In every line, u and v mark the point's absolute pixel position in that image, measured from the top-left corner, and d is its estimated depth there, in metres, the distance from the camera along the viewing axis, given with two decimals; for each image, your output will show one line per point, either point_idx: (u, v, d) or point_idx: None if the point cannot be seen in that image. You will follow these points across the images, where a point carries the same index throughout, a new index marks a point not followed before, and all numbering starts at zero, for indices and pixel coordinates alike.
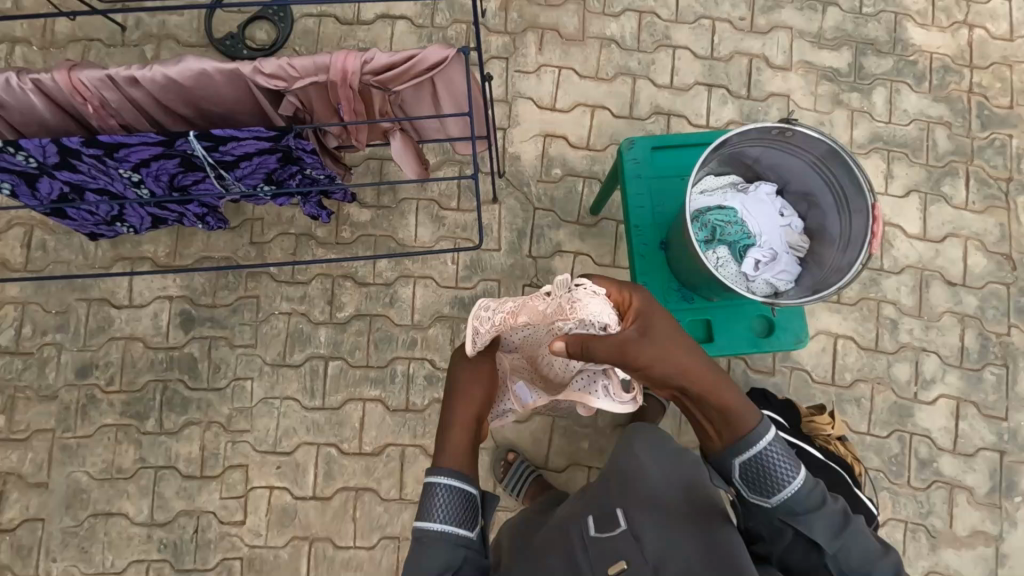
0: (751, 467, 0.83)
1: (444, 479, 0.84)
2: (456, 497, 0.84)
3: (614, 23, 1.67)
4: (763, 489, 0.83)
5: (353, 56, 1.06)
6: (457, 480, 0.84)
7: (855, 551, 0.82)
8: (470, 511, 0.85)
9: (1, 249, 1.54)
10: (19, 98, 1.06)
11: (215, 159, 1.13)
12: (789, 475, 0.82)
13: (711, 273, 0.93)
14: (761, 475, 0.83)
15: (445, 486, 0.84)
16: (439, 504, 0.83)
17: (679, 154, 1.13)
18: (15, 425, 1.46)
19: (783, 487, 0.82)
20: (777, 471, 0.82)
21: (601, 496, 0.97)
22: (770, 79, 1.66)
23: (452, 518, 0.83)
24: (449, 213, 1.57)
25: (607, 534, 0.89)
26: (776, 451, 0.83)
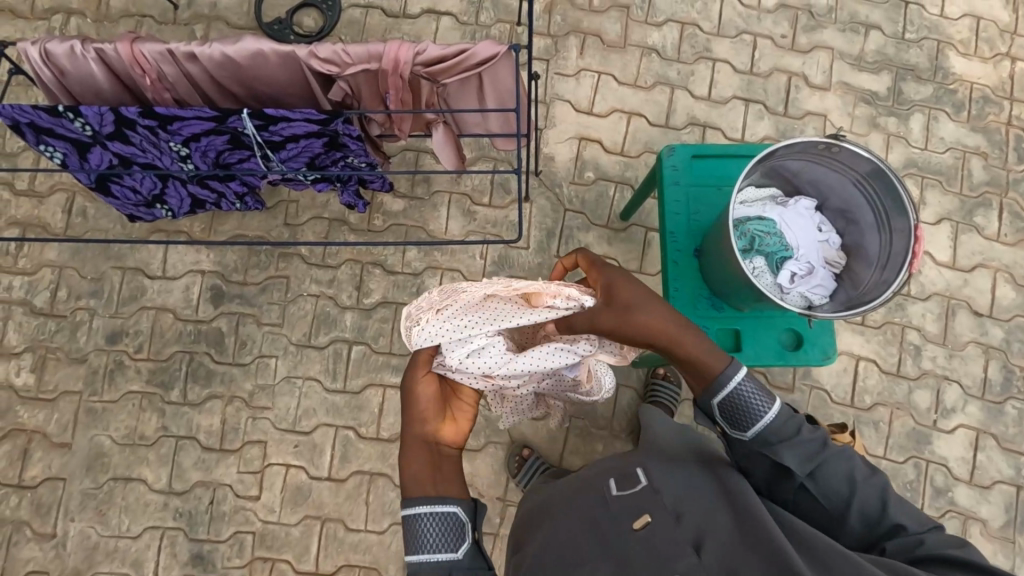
0: (727, 404, 0.90)
1: (413, 507, 0.85)
2: (435, 520, 0.85)
3: (656, 32, 1.69)
4: (741, 424, 0.89)
5: (406, 47, 1.08)
6: (427, 504, 0.85)
7: (830, 471, 0.85)
8: (455, 531, 0.85)
9: (43, 213, 1.57)
10: (80, 66, 1.09)
11: (263, 138, 1.15)
12: (762, 409, 0.88)
13: (747, 281, 0.94)
14: (737, 411, 0.89)
15: (420, 514, 0.85)
16: (420, 530, 0.85)
17: (717, 164, 1.15)
18: (43, 385, 1.49)
19: (757, 422, 0.88)
20: (750, 406, 0.88)
21: (624, 458, 1.00)
22: (807, 97, 1.66)
23: (435, 544, 0.84)
24: (481, 208, 1.59)
25: (629, 487, 0.90)
26: (749, 389, 0.89)
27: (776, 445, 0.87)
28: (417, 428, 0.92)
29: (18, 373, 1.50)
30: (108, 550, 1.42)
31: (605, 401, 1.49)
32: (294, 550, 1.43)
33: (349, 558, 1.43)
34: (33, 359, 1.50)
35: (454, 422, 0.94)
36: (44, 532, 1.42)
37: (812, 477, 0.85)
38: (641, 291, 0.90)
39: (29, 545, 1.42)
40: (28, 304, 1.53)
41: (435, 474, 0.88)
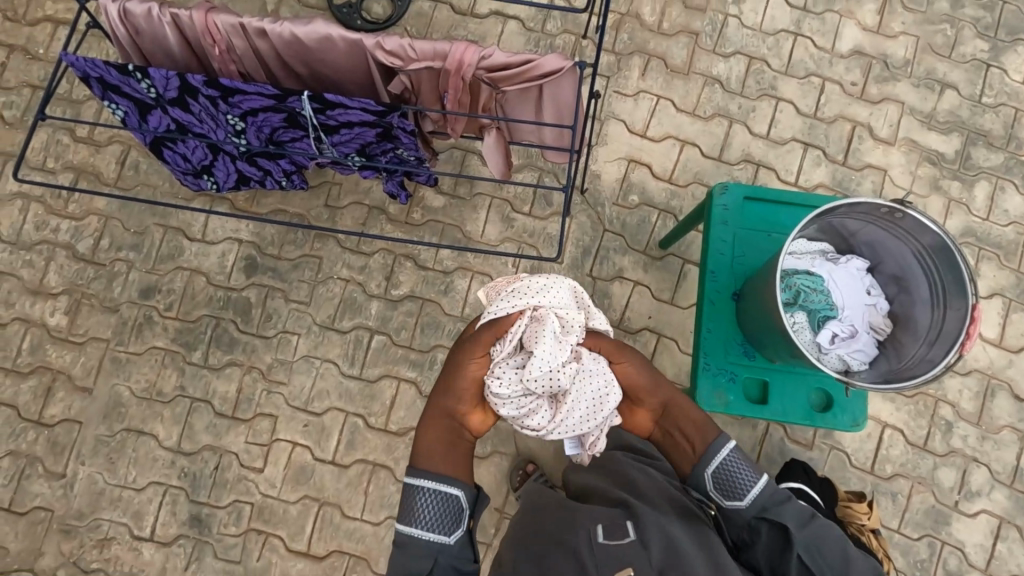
0: (719, 474, 0.99)
1: (419, 481, 0.94)
2: (436, 499, 0.93)
3: (723, 63, 1.66)
4: (731, 492, 0.98)
5: (472, 49, 1.07)
6: (433, 482, 0.94)
7: (822, 545, 0.93)
8: (451, 514, 0.93)
9: (98, 161, 1.62)
10: (154, 28, 1.12)
11: (319, 121, 1.16)
12: (749, 479, 0.98)
13: (786, 336, 0.91)
14: (727, 479, 0.98)
15: (423, 490, 0.94)
16: (419, 505, 0.93)
17: (769, 209, 1.12)
18: (75, 328, 1.53)
19: (748, 491, 0.97)
20: (739, 475, 0.98)
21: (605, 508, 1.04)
22: (870, 149, 1.61)
23: (430, 522, 0.92)
24: (520, 217, 1.58)
25: (615, 541, 0.95)
26: (737, 459, 0.99)
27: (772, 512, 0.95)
28: (448, 403, 1.01)
29: (52, 313, 1.54)
30: (112, 498, 1.45)
31: None
32: (289, 527, 1.44)
33: (341, 545, 1.43)
34: (69, 302, 1.54)
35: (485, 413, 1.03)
36: (55, 471, 1.46)
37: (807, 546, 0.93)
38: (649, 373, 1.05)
39: (39, 482, 1.46)
40: (71, 249, 1.57)
41: (452, 458, 0.98)
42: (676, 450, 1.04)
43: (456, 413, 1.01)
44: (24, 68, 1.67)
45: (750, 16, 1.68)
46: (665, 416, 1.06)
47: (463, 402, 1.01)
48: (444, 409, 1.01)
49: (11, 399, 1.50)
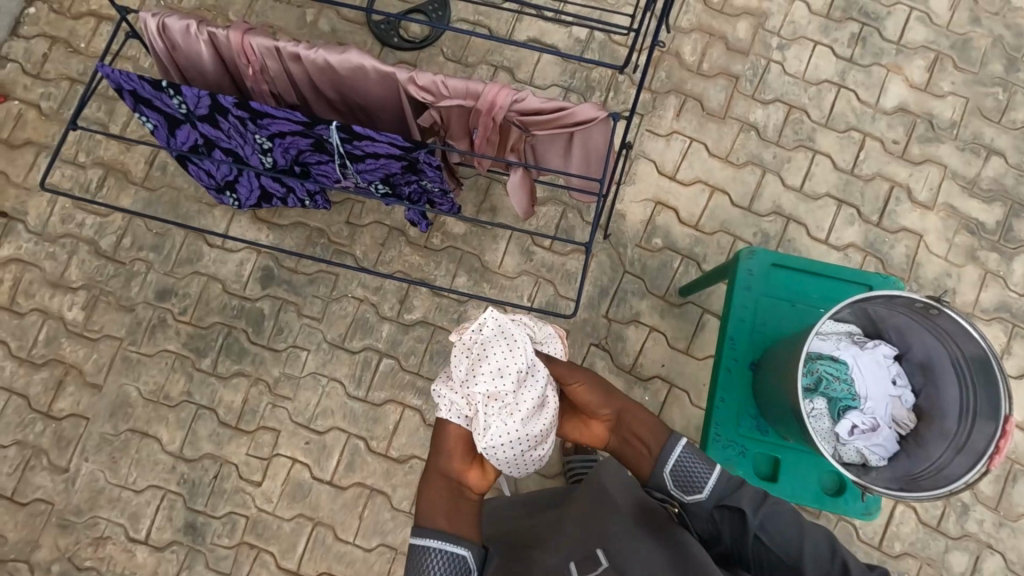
0: (676, 472, 0.97)
1: (432, 542, 0.90)
2: (451, 557, 0.90)
3: (761, 110, 1.62)
4: (689, 489, 0.96)
5: (506, 92, 1.05)
6: (450, 542, 0.90)
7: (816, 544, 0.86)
8: (466, 564, 0.91)
9: (127, 159, 1.63)
10: (191, 45, 1.12)
11: (346, 150, 1.14)
12: (706, 472, 0.95)
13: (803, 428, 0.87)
14: (685, 477, 0.96)
15: (437, 548, 0.90)
16: (432, 566, 0.90)
17: (796, 279, 1.09)
18: (90, 324, 1.55)
19: (706, 482, 0.94)
20: (695, 471, 0.95)
21: (576, 534, 0.98)
22: (906, 212, 1.56)
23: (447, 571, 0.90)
24: (540, 251, 1.56)
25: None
26: (690, 456, 0.97)
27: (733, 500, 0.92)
28: (441, 464, 0.97)
29: (69, 307, 1.56)
30: (111, 497, 1.46)
31: None
32: (281, 544, 1.43)
33: (331, 567, 1.43)
34: (87, 298, 1.56)
35: (481, 467, 0.99)
36: (58, 465, 1.48)
37: (764, 525, 0.89)
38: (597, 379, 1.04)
39: (42, 474, 1.47)
40: (94, 245, 1.59)
41: (456, 512, 0.94)
42: (632, 458, 1.03)
43: (451, 473, 0.97)
44: (64, 61, 1.69)
45: (793, 64, 1.65)
46: (619, 428, 1.05)
47: (456, 461, 0.97)
48: (438, 469, 0.98)
49: (23, 389, 1.52)
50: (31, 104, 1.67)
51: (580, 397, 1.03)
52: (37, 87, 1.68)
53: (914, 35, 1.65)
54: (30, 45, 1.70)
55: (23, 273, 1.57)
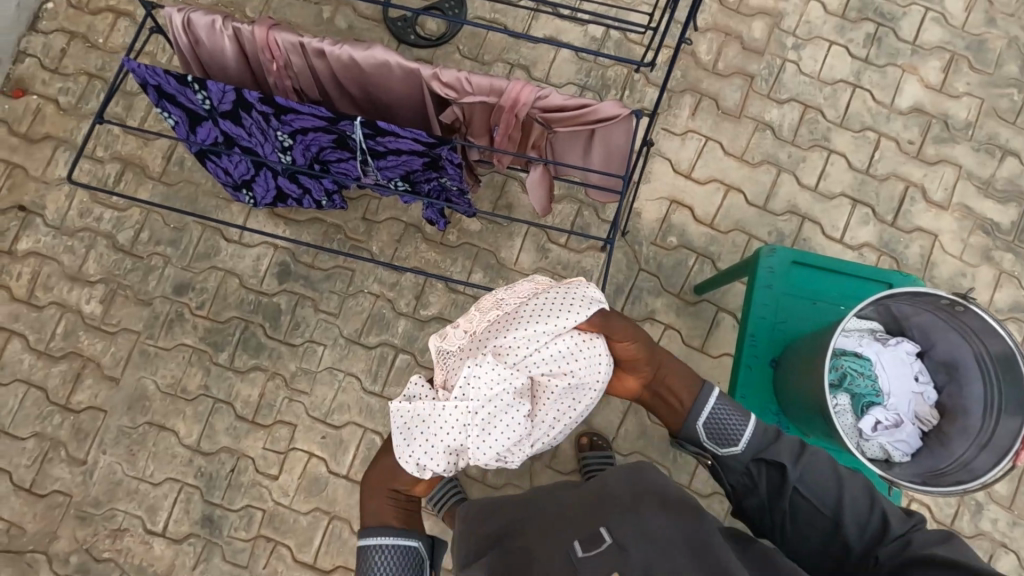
0: (711, 424, 1.01)
1: (369, 541, 0.98)
2: (391, 550, 0.98)
3: (776, 109, 1.63)
4: (723, 440, 1.00)
5: (530, 89, 1.06)
6: (384, 537, 0.98)
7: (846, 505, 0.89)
8: (409, 555, 0.99)
9: (145, 154, 1.64)
10: (215, 41, 1.13)
11: (368, 146, 1.15)
12: (741, 424, 1.00)
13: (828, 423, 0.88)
14: (720, 429, 1.00)
15: (377, 544, 0.98)
16: (380, 562, 0.98)
17: (816, 277, 1.09)
18: (108, 318, 1.56)
19: (741, 435, 0.99)
20: (731, 422, 0.99)
21: (582, 519, 0.91)
22: (922, 212, 1.56)
23: (391, 564, 0.98)
24: (556, 248, 1.57)
25: (591, 552, 0.82)
26: (725, 408, 1.01)
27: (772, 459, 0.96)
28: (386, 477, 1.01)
29: (87, 301, 1.57)
30: (129, 489, 1.47)
31: None
32: (297, 537, 1.44)
33: (346, 561, 1.43)
34: (104, 291, 1.57)
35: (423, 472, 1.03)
36: (76, 457, 1.49)
37: (803, 478, 0.92)
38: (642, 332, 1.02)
39: (61, 466, 1.48)
40: (111, 239, 1.60)
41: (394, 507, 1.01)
42: (664, 407, 1.06)
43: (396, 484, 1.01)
44: (82, 56, 1.70)
45: (808, 64, 1.65)
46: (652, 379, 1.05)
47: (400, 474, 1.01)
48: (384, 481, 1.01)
49: (41, 381, 1.53)
50: (49, 99, 1.68)
51: (626, 353, 1.00)
52: (55, 81, 1.69)
53: (930, 36, 1.66)
54: (48, 40, 1.70)
55: (41, 266, 1.59)
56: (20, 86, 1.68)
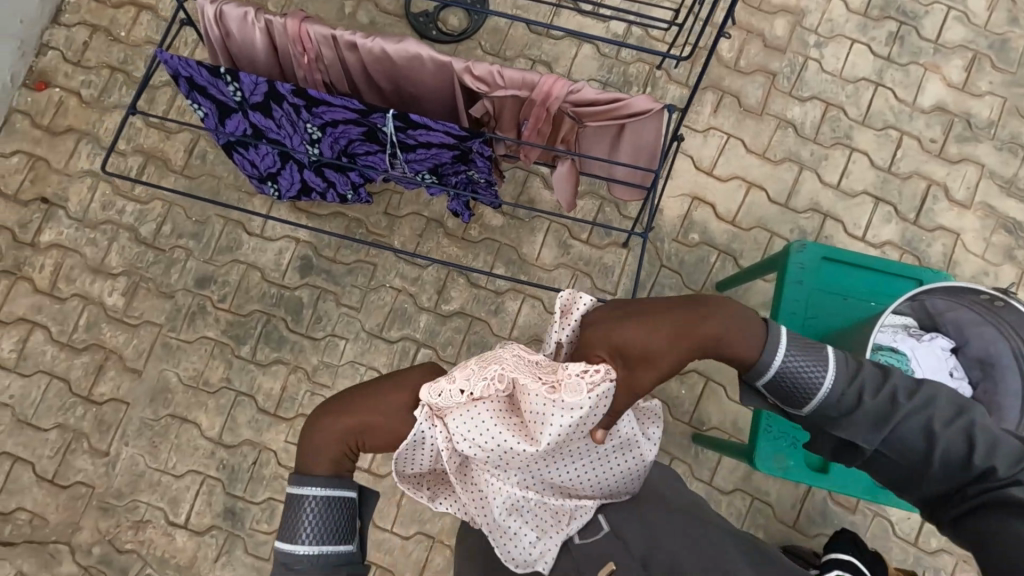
0: (780, 383, 0.81)
1: (312, 491, 0.78)
2: (332, 508, 0.78)
3: (798, 107, 1.63)
4: (797, 400, 0.82)
5: (562, 83, 1.07)
6: (333, 490, 0.78)
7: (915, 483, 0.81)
8: (348, 521, 0.79)
9: (167, 147, 1.65)
10: (245, 33, 1.12)
11: (399, 139, 1.15)
12: (818, 378, 0.80)
13: None
14: (790, 388, 0.81)
15: (318, 496, 0.78)
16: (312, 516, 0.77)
17: (846, 273, 1.10)
18: (130, 310, 1.56)
19: (817, 389, 0.80)
20: (806, 379, 0.80)
21: None
22: (944, 210, 1.57)
23: (324, 535, 0.77)
24: (578, 244, 1.57)
25: (587, 537, 0.85)
26: (796, 360, 0.81)
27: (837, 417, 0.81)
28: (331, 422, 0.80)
29: (110, 293, 1.57)
30: (151, 481, 1.47)
31: None
32: None
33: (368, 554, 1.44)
34: (127, 284, 1.57)
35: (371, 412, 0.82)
36: (99, 449, 1.49)
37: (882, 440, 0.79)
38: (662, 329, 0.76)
39: (83, 457, 1.49)
40: (134, 231, 1.60)
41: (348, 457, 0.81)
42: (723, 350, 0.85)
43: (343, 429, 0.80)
44: (105, 49, 1.70)
45: (831, 62, 1.65)
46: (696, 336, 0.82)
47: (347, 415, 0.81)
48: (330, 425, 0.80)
49: (64, 373, 1.53)
50: (72, 92, 1.68)
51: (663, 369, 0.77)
52: (78, 74, 1.69)
53: (952, 35, 1.66)
54: (71, 33, 1.71)
55: (64, 258, 1.59)
56: (43, 79, 1.69)
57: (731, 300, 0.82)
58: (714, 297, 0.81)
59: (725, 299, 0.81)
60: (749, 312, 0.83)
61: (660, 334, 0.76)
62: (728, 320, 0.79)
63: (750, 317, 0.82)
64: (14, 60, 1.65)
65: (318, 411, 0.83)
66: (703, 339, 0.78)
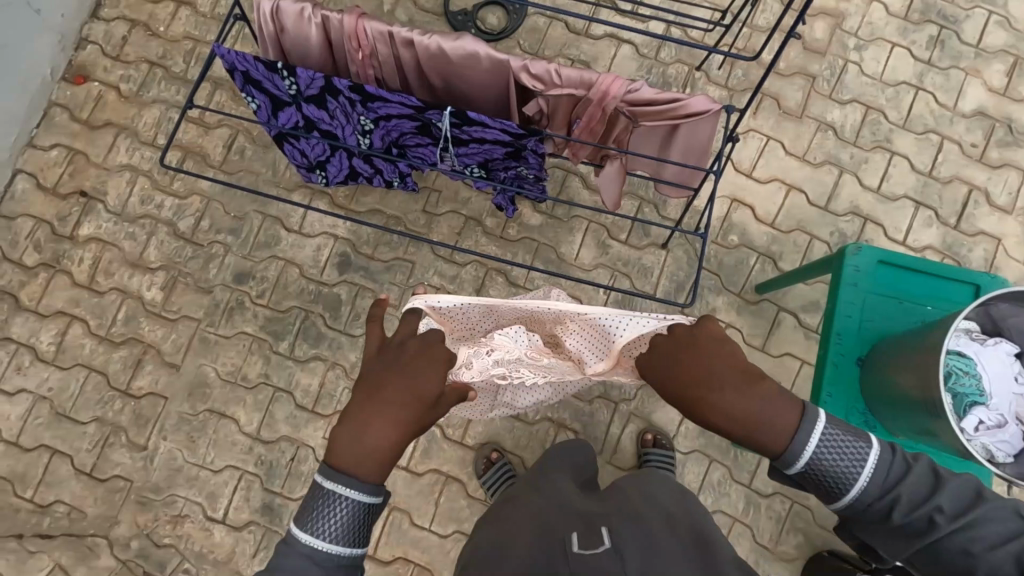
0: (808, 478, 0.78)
1: (350, 493, 0.77)
2: (363, 513, 0.78)
3: (838, 110, 1.62)
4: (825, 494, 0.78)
5: (621, 82, 1.06)
6: (371, 496, 0.78)
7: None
8: (371, 523, 0.80)
9: (205, 142, 1.65)
10: (301, 28, 1.12)
11: (452, 135, 1.15)
12: (847, 479, 0.75)
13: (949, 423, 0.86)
14: (818, 482, 0.77)
15: (351, 499, 0.77)
16: (339, 513, 0.76)
17: (901, 276, 1.09)
18: (168, 305, 1.56)
19: (848, 487, 0.76)
20: (834, 479, 0.76)
21: (586, 517, 0.95)
22: (985, 216, 1.57)
23: (352, 537, 0.77)
24: (617, 244, 1.57)
25: (589, 549, 0.86)
26: (825, 458, 0.76)
27: (869, 519, 0.76)
28: (386, 422, 0.79)
29: (148, 287, 1.57)
30: (190, 476, 1.47)
31: (694, 471, 1.46)
32: None
33: (407, 552, 1.44)
34: (165, 278, 1.57)
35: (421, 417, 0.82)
36: (137, 443, 1.49)
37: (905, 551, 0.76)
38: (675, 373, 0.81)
39: (121, 451, 1.49)
40: (172, 226, 1.60)
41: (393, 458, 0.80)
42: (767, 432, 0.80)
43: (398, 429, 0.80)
44: (144, 44, 1.71)
45: (871, 65, 1.64)
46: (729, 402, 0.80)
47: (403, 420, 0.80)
48: (381, 422, 0.79)
49: (102, 366, 1.53)
50: (111, 86, 1.68)
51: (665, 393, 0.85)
52: (117, 69, 1.69)
53: (994, 39, 1.65)
54: (110, 28, 1.71)
55: (102, 252, 1.59)
56: (81, 72, 1.69)
57: (760, 383, 0.77)
58: (739, 375, 0.78)
59: (753, 381, 0.78)
60: (777, 408, 0.76)
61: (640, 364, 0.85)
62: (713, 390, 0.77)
63: (764, 409, 0.76)
64: (54, 54, 1.65)
65: (357, 408, 0.81)
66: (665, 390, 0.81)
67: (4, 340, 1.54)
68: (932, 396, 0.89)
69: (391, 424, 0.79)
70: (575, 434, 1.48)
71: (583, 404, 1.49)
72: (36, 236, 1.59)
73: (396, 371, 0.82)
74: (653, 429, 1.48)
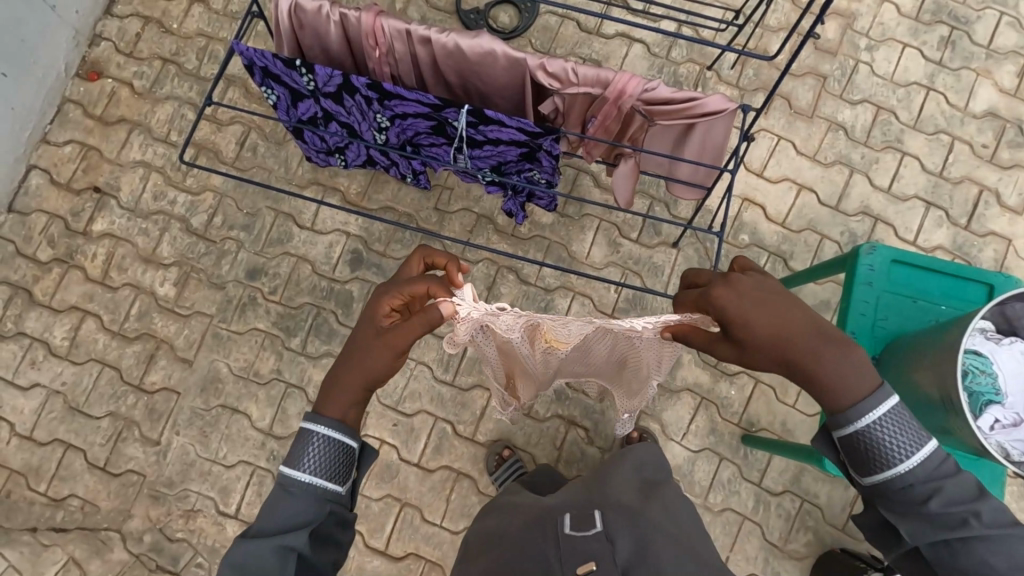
0: (859, 443, 0.76)
1: (320, 429, 0.79)
2: (336, 450, 0.79)
3: (849, 110, 1.63)
4: (869, 466, 0.77)
5: (637, 81, 1.07)
6: (341, 436, 0.79)
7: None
8: (348, 465, 0.80)
9: (219, 138, 1.65)
10: (319, 22, 1.12)
11: (467, 135, 1.16)
12: (901, 458, 0.75)
13: (967, 421, 0.86)
14: (869, 450, 0.76)
15: (325, 437, 0.79)
16: (312, 449, 0.78)
17: (915, 276, 1.10)
18: (181, 301, 1.57)
19: (898, 464, 0.75)
20: (887, 451, 0.75)
21: (579, 503, 0.97)
22: (995, 216, 1.57)
23: (326, 472, 0.78)
24: (628, 243, 1.58)
25: (579, 533, 0.88)
26: (891, 430, 0.75)
27: (900, 502, 0.76)
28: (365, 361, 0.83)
29: (161, 283, 1.58)
30: (202, 471, 1.49)
31: (704, 469, 1.47)
32: (369, 523, 1.45)
33: (418, 547, 1.44)
34: (178, 274, 1.58)
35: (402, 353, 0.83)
36: (150, 438, 1.50)
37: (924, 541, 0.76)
38: (761, 311, 0.78)
39: (134, 446, 1.50)
40: (185, 223, 1.61)
41: (358, 409, 0.83)
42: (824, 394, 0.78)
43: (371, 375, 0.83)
44: (157, 41, 1.71)
45: (882, 65, 1.65)
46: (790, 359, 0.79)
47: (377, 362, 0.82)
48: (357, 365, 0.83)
49: (115, 361, 1.54)
50: (124, 82, 1.69)
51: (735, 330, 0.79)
52: (130, 65, 1.70)
53: (1005, 40, 1.65)
54: (123, 24, 1.71)
55: (115, 248, 1.60)
56: (95, 69, 1.69)
57: (846, 344, 0.77)
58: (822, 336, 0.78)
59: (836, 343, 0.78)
60: (853, 370, 0.77)
61: (724, 295, 0.79)
62: (800, 342, 0.77)
63: (842, 370, 0.76)
64: (69, 51, 1.66)
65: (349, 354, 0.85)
66: (752, 330, 0.78)
67: (18, 335, 1.55)
68: (949, 395, 0.89)
69: (355, 379, 0.82)
70: (585, 431, 1.49)
71: (592, 402, 1.50)
72: (50, 231, 1.60)
73: (368, 333, 0.85)
74: (663, 427, 1.49)
